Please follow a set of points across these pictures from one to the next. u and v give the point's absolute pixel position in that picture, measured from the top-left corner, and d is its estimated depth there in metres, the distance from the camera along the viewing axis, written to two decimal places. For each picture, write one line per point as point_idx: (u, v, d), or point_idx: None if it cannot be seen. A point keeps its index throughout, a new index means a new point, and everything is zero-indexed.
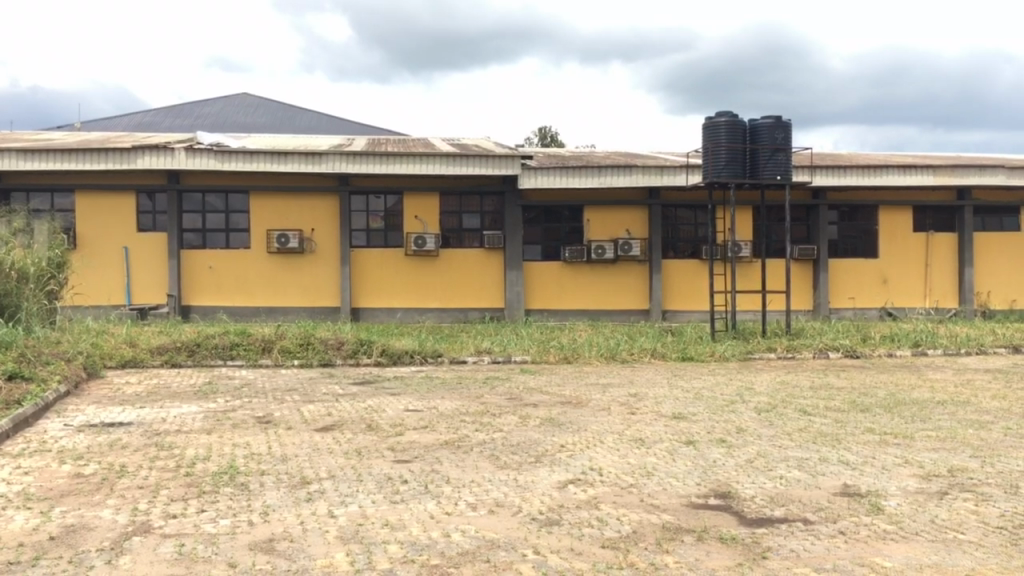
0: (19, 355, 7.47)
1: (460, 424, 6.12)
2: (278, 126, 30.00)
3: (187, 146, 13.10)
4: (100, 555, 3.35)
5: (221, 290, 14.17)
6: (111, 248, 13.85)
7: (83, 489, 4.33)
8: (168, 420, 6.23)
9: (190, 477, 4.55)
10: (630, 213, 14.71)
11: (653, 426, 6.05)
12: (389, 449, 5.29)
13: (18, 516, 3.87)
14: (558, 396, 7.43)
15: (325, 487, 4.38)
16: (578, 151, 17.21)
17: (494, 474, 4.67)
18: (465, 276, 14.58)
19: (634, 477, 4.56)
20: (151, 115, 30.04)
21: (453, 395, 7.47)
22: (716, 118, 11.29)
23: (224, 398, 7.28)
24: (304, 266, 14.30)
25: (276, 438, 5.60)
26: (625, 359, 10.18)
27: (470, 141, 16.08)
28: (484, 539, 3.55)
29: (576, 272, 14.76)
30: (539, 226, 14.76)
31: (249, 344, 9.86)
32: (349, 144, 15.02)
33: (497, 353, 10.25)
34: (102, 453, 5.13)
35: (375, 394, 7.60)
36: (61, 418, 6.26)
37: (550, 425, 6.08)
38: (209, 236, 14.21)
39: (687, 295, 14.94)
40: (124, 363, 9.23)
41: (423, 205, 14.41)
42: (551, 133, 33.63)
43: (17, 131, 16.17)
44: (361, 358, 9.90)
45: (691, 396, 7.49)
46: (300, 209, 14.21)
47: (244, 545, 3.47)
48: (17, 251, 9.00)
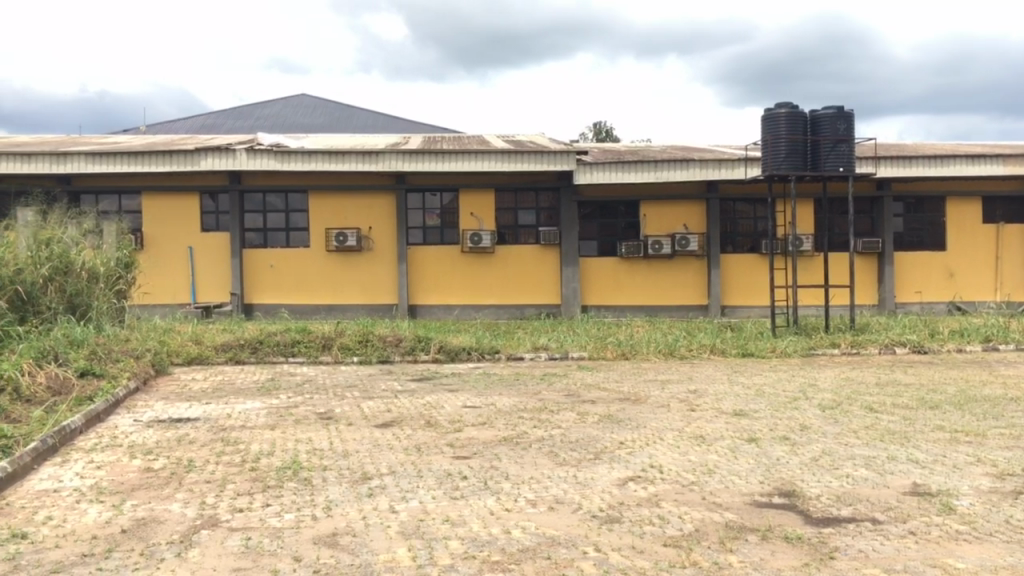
0: (91, 353, 7.73)
1: (518, 420, 6.13)
2: (335, 126, 30.38)
3: (249, 146, 13.33)
4: (170, 548, 3.44)
5: (282, 289, 14.42)
6: (176, 247, 14.20)
7: (153, 483, 4.45)
8: (233, 416, 6.37)
9: (255, 472, 4.64)
10: (688, 207, 14.54)
11: (714, 423, 5.97)
12: (447, 445, 5.32)
13: (92, 509, 3.99)
14: (616, 393, 7.37)
15: (385, 482, 4.42)
16: (634, 145, 17.08)
17: (553, 471, 4.66)
18: (520, 272, 14.58)
19: (696, 475, 4.51)
20: (213, 118, 30.72)
21: (512, 392, 7.48)
22: (776, 110, 11.09)
23: (286, 395, 7.41)
24: (361, 264, 14.47)
25: (337, 434, 5.68)
26: (683, 355, 10.08)
27: (524, 138, 16.07)
28: (545, 537, 3.54)
29: (633, 268, 14.66)
30: (595, 222, 14.69)
31: (310, 341, 10.02)
32: (404, 142, 15.14)
33: (554, 350, 10.23)
34: (170, 448, 5.26)
35: (433, 391, 7.65)
36: (131, 414, 6.45)
37: (609, 422, 6.05)
38: (270, 235, 14.49)
39: (746, 290, 14.73)
40: (190, 361, 9.47)
41: (479, 201, 14.45)
42: (606, 128, 33.46)
43: (87, 135, 16.66)
44: (419, 354, 9.97)
45: (753, 393, 7.37)
46: (358, 207, 14.38)
47: (308, 540, 3.52)
48: (88, 252, 9.30)
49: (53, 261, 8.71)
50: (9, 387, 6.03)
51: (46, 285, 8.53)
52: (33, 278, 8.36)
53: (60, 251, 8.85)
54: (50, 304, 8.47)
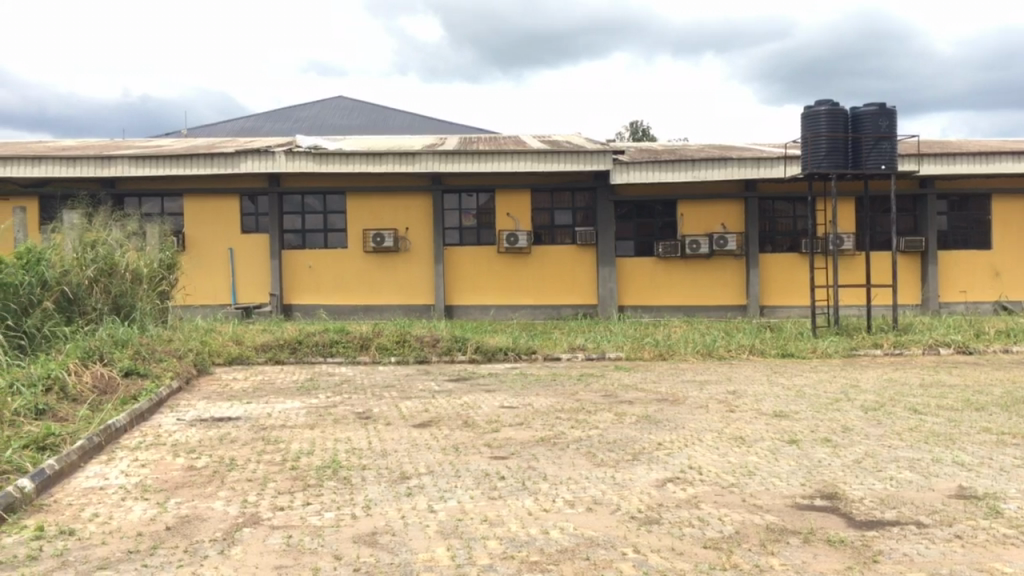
0: (135, 353, 7.88)
1: (555, 421, 6.12)
2: (371, 127, 30.62)
3: (288, 149, 13.47)
4: (213, 545, 3.49)
5: (320, 289, 14.56)
6: (217, 249, 14.41)
7: (196, 481, 4.52)
8: (274, 415, 6.46)
9: (296, 471, 4.69)
10: (726, 207, 14.41)
11: (754, 424, 5.91)
12: (485, 445, 5.34)
13: (137, 507, 4.06)
14: (654, 393, 7.33)
15: (424, 482, 4.45)
16: (671, 145, 16.97)
17: (591, 471, 4.65)
18: (557, 272, 14.56)
19: (736, 477, 4.47)
20: (252, 121, 31.12)
21: (548, 392, 7.47)
22: (815, 108, 10.95)
23: (325, 394, 7.48)
24: (398, 265, 14.55)
25: (375, 434, 5.72)
26: (722, 356, 9.99)
27: (560, 137, 16.06)
28: (583, 537, 3.54)
29: (670, 268, 14.57)
30: (632, 221, 14.64)
31: (348, 341, 10.11)
32: (440, 143, 15.22)
33: (591, 350, 10.21)
34: (213, 447, 5.34)
35: (470, 391, 7.68)
36: (174, 412, 6.56)
37: (647, 423, 6.02)
38: (308, 236, 14.64)
39: (785, 290, 14.56)
40: (231, 361, 9.61)
41: (515, 202, 14.45)
42: (643, 128, 33.31)
43: (130, 139, 16.96)
44: (456, 355, 10.01)
45: (793, 393, 7.29)
46: (394, 209, 14.46)
47: (348, 538, 3.55)
48: (132, 253, 9.47)
49: (99, 262, 8.87)
50: (56, 387, 6.16)
51: (92, 286, 8.70)
52: (79, 279, 8.53)
53: (105, 253, 9.02)
54: (95, 304, 8.64)
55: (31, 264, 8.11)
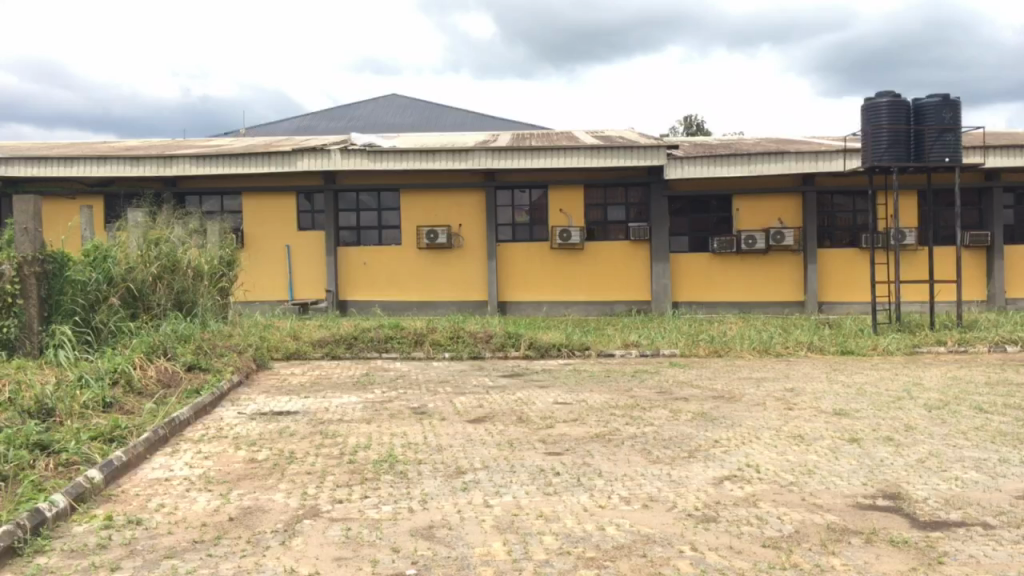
0: (197, 348, 8.07)
1: (610, 417, 6.10)
2: (424, 126, 30.85)
3: (343, 147, 13.64)
4: (275, 536, 3.56)
5: (375, 286, 14.73)
6: (274, 246, 14.68)
7: (257, 473, 4.62)
8: (331, 409, 6.55)
9: (354, 464, 4.76)
10: (783, 201, 14.18)
11: (813, 422, 5.82)
12: (540, 441, 5.35)
13: (201, 497, 4.17)
14: (710, 390, 7.26)
15: (480, 477, 4.48)
16: (726, 139, 16.77)
17: (647, 468, 4.63)
18: (610, 269, 14.50)
19: (795, 476, 4.41)
20: (308, 119, 31.68)
21: (603, 388, 7.45)
22: (876, 99, 10.71)
23: (381, 390, 7.56)
24: (452, 261, 14.63)
25: (431, 429, 5.77)
26: (779, 352, 9.86)
27: (614, 133, 15.99)
28: (639, 534, 3.53)
29: (725, 263, 14.40)
30: (686, 216, 14.52)
31: (403, 337, 10.20)
32: (493, 139, 15.24)
33: (645, 346, 10.15)
34: (272, 440, 5.45)
35: (524, 387, 7.69)
36: (235, 406, 6.70)
37: (703, 420, 5.97)
38: (363, 233, 14.82)
39: (844, 286, 14.29)
40: (289, 356, 9.78)
41: (568, 198, 14.43)
42: (697, 122, 32.94)
43: (190, 138, 17.34)
44: (509, 350, 10.04)
45: (853, 391, 7.15)
46: (448, 206, 14.55)
47: (406, 531, 3.60)
48: (193, 251, 9.67)
49: (162, 260, 9.09)
50: (122, 380, 6.34)
51: (156, 283, 8.92)
52: (144, 276, 8.76)
53: (168, 251, 9.22)
54: (159, 301, 8.86)
55: (98, 261, 8.36)
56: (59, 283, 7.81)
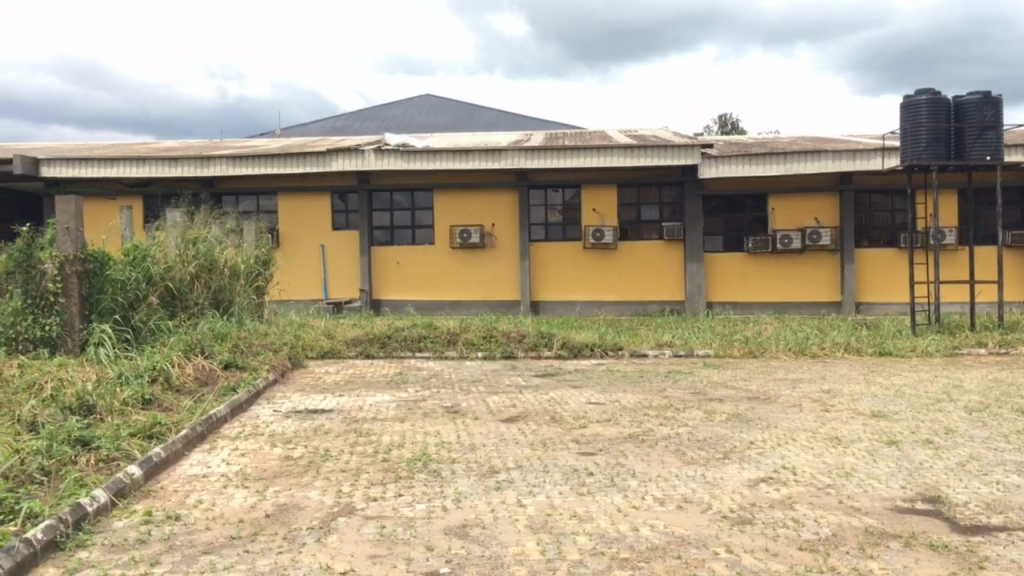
0: (234, 346, 8.18)
1: (644, 418, 6.08)
2: (457, 126, 30.95)
3: (377, 147, 13.72)
4: (310, 534, 3.60)
5: (408, 286, 14.80)
6: (309, 246, 14.80)
7: (292, 470, 4.66)
8: (365, 408, 6.60)
9: (388, 463, 4.79)
10: (820, 201, 14.02)
11: (850, 424, 5.75)
12: (573, 441, 5.34)
13: (238, 494, 4.22)
14: (746, 391, 7.21)
15: (513, 476, 4.48)
16: (761, 137, 16.62)
17: (681, 469, 4.61)
18: (643, 269, 14.43)
19: (832, 478, 4.35)
20: (343, 120, 31.96)
21: (636, 388, 7.42)
22: (915, 97, 10.56)
23: (414, 388, 7.60)
24: (485, 261, 14.66)
25: (464, 428, 5.79)
26: (816, 353, 9.75)
27: (648, 132, 15.92)
28: (673, 536, 3.51)
29: (761, 263, 14.27)
30: (720, 216, 14.42)
31: (436, 336, 10.24)
32: (527, 139, 15.24)
33: (679, 346, 10.09)
34: (308, 438, 5.50)
35: (557, 386, 7.69)
36: (271, 404, 6.77)
37: (738, 421, 5.92)
38: (397, 232, 14.89)
39: (882, 287, 14.09)
40: (323, 354, 9.87)
41: (602, 197, 14.39)
42: (731, 121, 32.68)
43: (227, 139, 17.55)
44: (542, 350, 10.03)
45: (892, 393, 7.05)
46: (481, 205, 14.58)
47: (440, 530, 3.61)
48: (230, 250, 9.79)
49: (199, 259, 9.20)
50: (161, 377, 6.43)
51: (193, 282, 9.04)
52: (182, 275, 8.88)
53: (205, 250, 9.34)
54: (196, 300, 8.98)
55: (138, 260, 8.49)
56: (100, 281, 7.95)
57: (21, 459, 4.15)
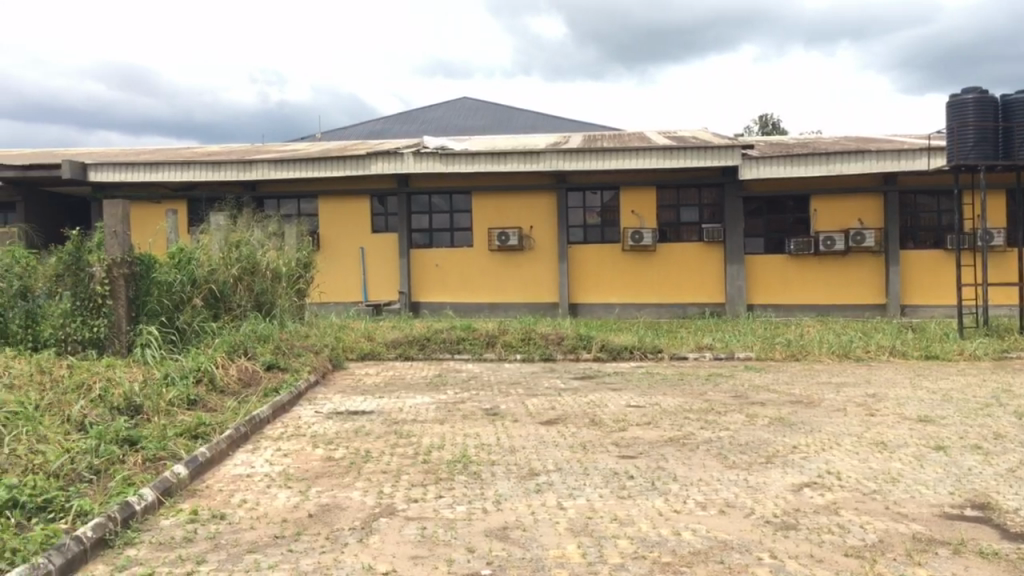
0: (276, 348, 8.29)
1: (684, 421, 6.04)
2: (495, 128, 31.03)
3: (416, 150, 13.80)
4: (353, 534, 3.63)
5: (447, 287, 14.86)
6: (349, 248, 14.94)
7: (334, 471, 4.70)
8: (405, 409, 6.64)
9: (428, 464, 4.81)
10: (863, 201, 13.81)
11: (896, 429, 5.65)
12: (613, 444, 5.32)
13: (281, 494, 4.27)
14: (788, 395, 7.12)
15: (553, 479, 4.47)
16: (803, 138, 16.42)
17: (723, 473, 4.57)
18: (683, 270, 14.33)
19: (878, 484, 4.28)
20: (382, 123, 32.24)
21: (676, 391, 7.37)
22: (962, 96, 10.36)
23: (453, 390, 7.62)
24: (523, 263, 14.67)
25: (503, 430, 5.80)
26: (859, 357, 9.60)
27: (687, 133, 15.81)
28: (716, 540, 3.48)
29: (803, 265, 14.09)
30: (761, 217, 14.26)
31: (475, 338, 10.27)
32: (565, 141, 15.22)
33: (719, 349, 10.00)
34: (349, 439, 5.55)
35: (596, 389, 7.66)
36: (312, 405, 6.83)
37: (781, 425, 5.85)
38: (435, 235, 14.96)
39: (928, 289, 13.84)
40: (363, 356, 9.95)
41: (640, 199, 14.32)
42: (772, 122, 32.34)
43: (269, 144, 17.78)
44: (581, 352, 10.01)
45: (938, 398, 6.91)
46: (519, 207, 14.59)
47: (480, 532, 3.62)
48: (272, 253, 9.92)
49: (242, 262, 9.33)
50: (205, 378, 6.54)
51: (236, 284, 9.17)
52: (225, 278, 9.01)
53: (248, 253, 9.46)
54: (239, 302, 9.11)
55: (182, 263, 8.63)
56: (146, 283, 8.09)
57: (70, 458, 4.24)
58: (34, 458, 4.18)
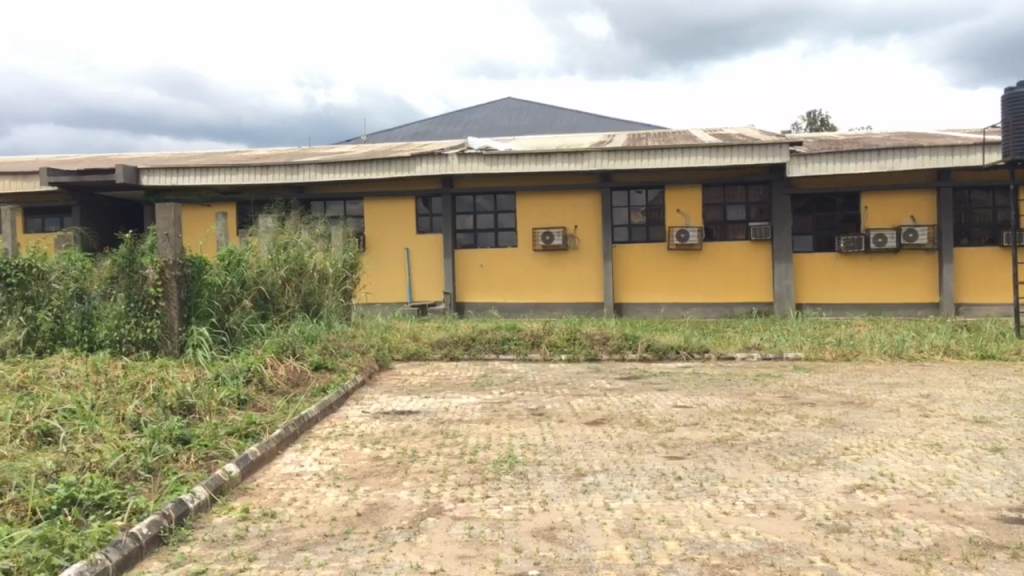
0: (324, 348, 8.39)
1: (732, 421, 5.97)
2: (538, 127, 31.03)
3: (460, 151, 13.85)
4: (401, 533, 3.65)
5: (492, 288, 14.90)
6: (394, 249, 15.05)
7: (381, 470, 4.74)
8: (451, 409, 6.67)
9: (475, 464, 4.83)
10: (915, 198, 13.53)
11: (952, 430, 5.53)
12: (659, 444, 5.28)
13: (330, 493, 4.32)
14: (839, 396, 7.00)
15: (600, 479, 4.46)
16: (852, 134, 16.14)
17: (773, 475, 4.51)
18: (729, 269, 14.18)
19: (932, 486, 4.19)
20: (427, 125, 32.44)
21: (723, 391, 7.29)
22: (1018, 89, 10.07)
23: (499, 391, 7.63)
24: (568, 263, 14.64)
25: (549, 430, 5.79)
26: (912, 356, 9.42)
27: (733, 131, 15.64)
28: (767, 542, 3.44)
29: (853, 263, 13.85)
30: (810, 215, 14.05)
31: (520, 339, 10.28)
32: (609, 140, 15.16)
33: (767, 349, 9.89)
34: (396, 439, 5.59)
35: (643, 389, 7.62)
36: (359, 405, 6.90)
37: (831, 426, 5.76)
38: (480, 235, 15.01)
39: (983, 287, 13.52)
40: (409, 356, 10.02)
41: (685, 198, 14.21)
42: (820, 118, 31.83)
43: (315, 147, 17.98)
44: (626, 353, 9.96)
45: (996, 398, 6.74)
46: (563, 207, 14.57)
47: (528, 532, 3.62)
48: (319, 254, 10.03)
49: (291, 263, 9.46)
50: (255, 378, 6.65)
51: (284, 285, 9.30)
52: (273, 279, 9.14)
53: (296, 255, 9.58)
54: (287, 303, 9.24)
55: (232, 265, 8.76)
56: (197, 285, 8.24)
57: (126, 457, 4.34)
58: (91, 457, 4.28)
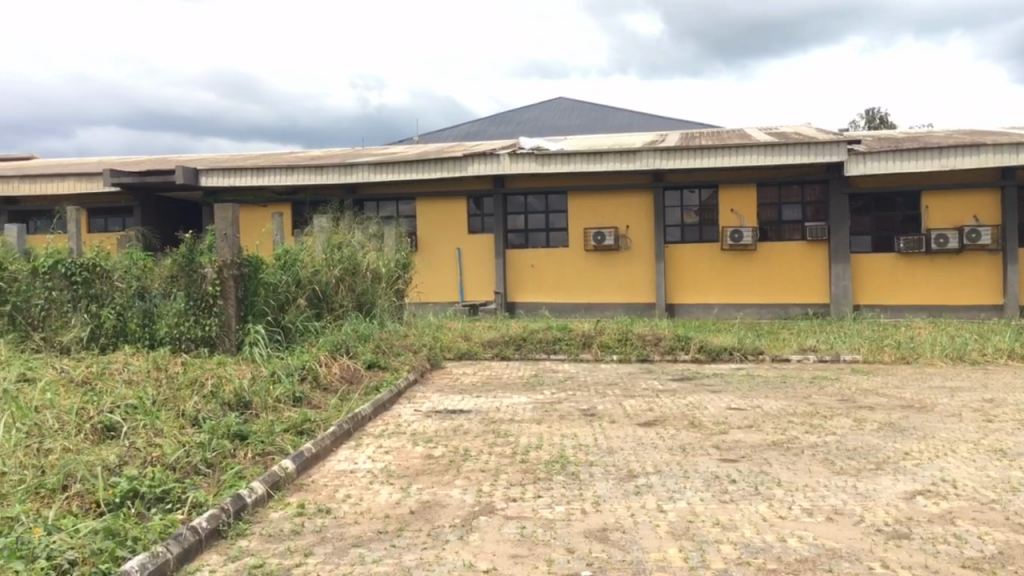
0: (377, 347, 8.48)
1: (788, 425, 5.88)
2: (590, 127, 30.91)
3: (512, 151, 13.86)
4: (453, 531, 3.67)
5: (543, 288, 14.90)
6: (446, 249, 15.14)
7: (433, 469, 4.77)
8: (502, 409, 6.68)
9: (526, 464, 4.83)
10: (978, 197, 13.17)
11: (1017, 436, 5.36)
12: (713, 447, 5.22)
13: (384, 490, 4.36)
14: (898, 399, 6.85)
15: (652, 481, 4.42)
16: (913, 131, 15.75)
17: (830, 479, 4.43)
18: (785, 270, 13.96)
19: (997, 493, 4.07)
20: (479, 125, 32.55)
21: (779, 394, 7.18)
22: None
23: (550, 391, 7.62)
24: (619, 263, 14.57)
25: (601, 431, 5.77)
26: (975, 360, 9.16)
27: (788, 129, 15.38)
28: (824, 548, 3.38)
29: (912, 264, 13.54)
30: (868, 215, 13.76)
31: (571, 339, 10.25)
32: (661, 139, 15.04)
33: (824, 351, 9.71)
34: (448, 438, 5.62)
35: (696, 391, 7.55)
36: (412, 403, 6.96)
37: (891, 431, 5.63)
38: (531, 235, 15.01)
39: None
40: (460, 355, 10.08)
41: (739, 198, 14.02)
42: (879, 115, 31.14)
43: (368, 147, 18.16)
44: (679, 354, 9.87)
45: None
46: (615, 207, 14.49)
47: (581, 533, 3.61)
48: (372, 254, 10.12)
49: (345, 262, 9.56)
50: (310, 375, 6.75)
51: (338, 284, 9.41)
52: (328, 278, 9.25)
53: (349, 254, 9.68)
54: (341, 302, 9.36)
55: (288, 264, 8.85)
56: (254, 284, 8.38)
57: (186, 452, 4.43)
58: (152, 451, 4.38)
